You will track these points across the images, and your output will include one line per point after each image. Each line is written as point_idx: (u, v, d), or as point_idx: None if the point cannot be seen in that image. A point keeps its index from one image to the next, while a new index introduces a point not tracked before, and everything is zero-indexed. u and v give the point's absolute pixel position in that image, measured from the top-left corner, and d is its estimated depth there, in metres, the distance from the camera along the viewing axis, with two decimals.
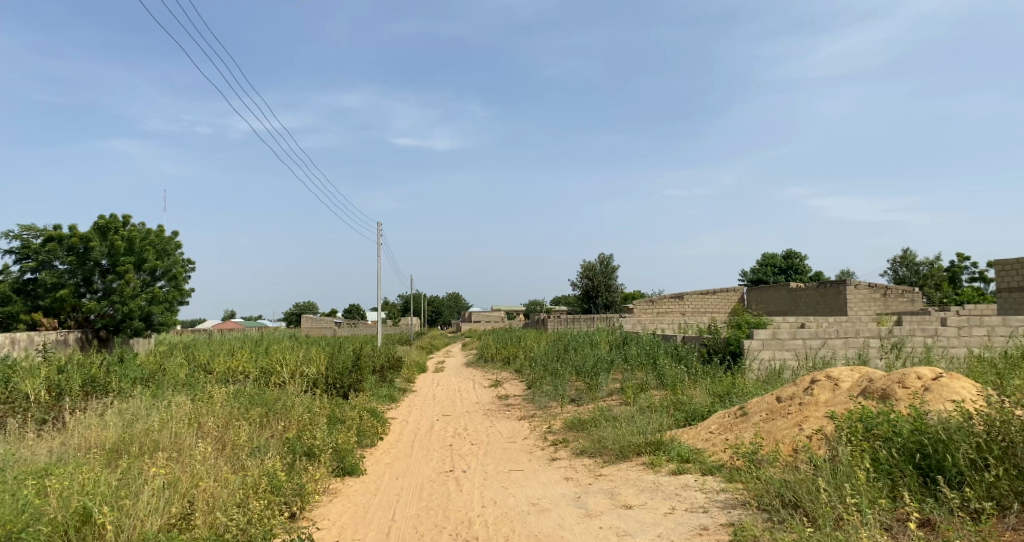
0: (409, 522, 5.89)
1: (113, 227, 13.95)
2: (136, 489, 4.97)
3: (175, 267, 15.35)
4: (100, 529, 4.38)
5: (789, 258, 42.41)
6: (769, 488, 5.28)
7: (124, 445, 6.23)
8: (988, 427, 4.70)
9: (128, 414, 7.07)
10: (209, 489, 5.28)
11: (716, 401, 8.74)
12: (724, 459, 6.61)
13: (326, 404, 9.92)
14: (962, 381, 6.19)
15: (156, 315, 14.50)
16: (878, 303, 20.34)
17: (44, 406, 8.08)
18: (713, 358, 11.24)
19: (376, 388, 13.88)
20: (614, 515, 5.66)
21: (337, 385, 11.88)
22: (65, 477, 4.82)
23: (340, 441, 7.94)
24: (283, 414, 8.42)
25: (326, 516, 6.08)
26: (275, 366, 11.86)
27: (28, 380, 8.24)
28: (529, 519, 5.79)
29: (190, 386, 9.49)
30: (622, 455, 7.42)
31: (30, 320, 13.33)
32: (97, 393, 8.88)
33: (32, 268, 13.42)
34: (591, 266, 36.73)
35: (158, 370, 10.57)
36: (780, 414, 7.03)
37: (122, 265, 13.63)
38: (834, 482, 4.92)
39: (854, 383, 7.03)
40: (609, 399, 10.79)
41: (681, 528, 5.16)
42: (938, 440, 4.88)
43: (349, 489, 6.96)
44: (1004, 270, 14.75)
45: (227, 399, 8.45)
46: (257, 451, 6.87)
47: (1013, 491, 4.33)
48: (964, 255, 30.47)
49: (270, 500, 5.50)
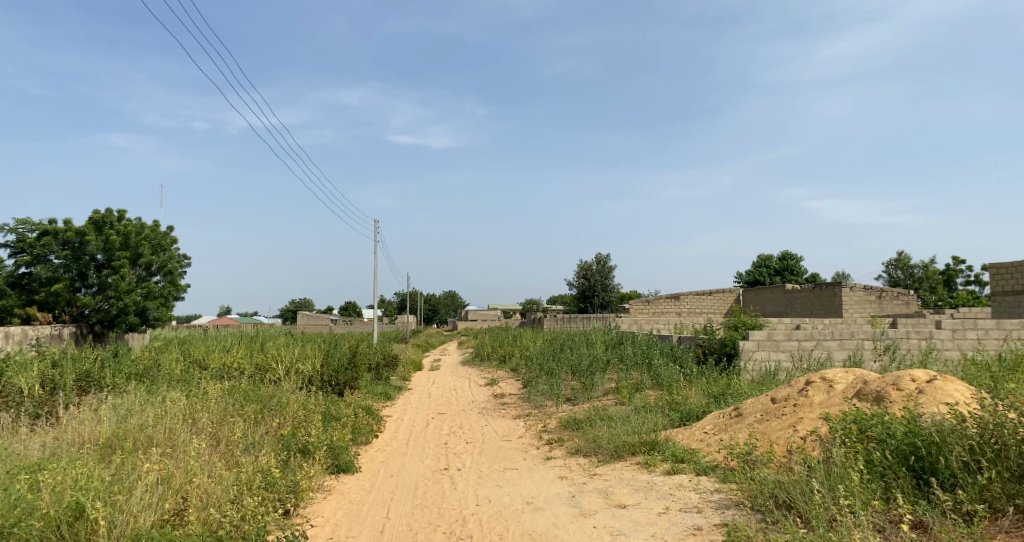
0: (403, 520, 5.89)
1: (108, 221, 13.92)
2: (129, 484, 4.95)
3: (171, 262, 15.34)
4: (93, 525, 4.35)
5: (784, 259, 42.58)
6: (764, 489, 5.29)
7: (118, 440, 6.21)
8: (981, 431, 4.73)
9: (122, 410, 7.04)
10: (203, 485, 5.27)
11: (711, 401, 8.75)
12: (718, 459, 6.63)
13: (321, 401, 9.92)
14: (956, 384, 6.20)
15: (151, 311, 14.47)
16: (874, 306, 20.42)
17: (36, 401, 8.04)
18: (708, 359, 11.27)
19: (372, 386, 13.86)
20: (608, 515, 5.67)
21: (332, 382, 11.86)
22: (59, 473, 4.80)
23: (335, 439, 7.93)
24: (277, 410, 8.40)
25: (320, 513, 6.07)
26: (271, 362, 11.85)
27: (21, 375, 8.21)
28: (523, 518, 5.78)
29: (185, 382, 9.47)
30: (616, 455, 7.42)
31: (25, 315, 13.04)
32: (91, 388, 8.84)
33: (27, 262, 13.24)
34: (585, 266, 36.78)
35: (153, 365, 10.53)
36: (775, 414, 7.04)
37: (117, 260, 13.66)
38: (827, 483, 4.94)
39: (849, 385, 7.05)
40: (604, 399, 10.79)
41: (675, 528, 5.16)
42: (931, 444, 4.92)
43: (343, 486, 6.96)
44: (999, 274, 14.84)
45: (221, 395, 8.44)
46: (251, 447, 6.83)
47: (1005, 494, 4.34)
48: (960, 259, 30.53)
49: (264, 497, 5.50)
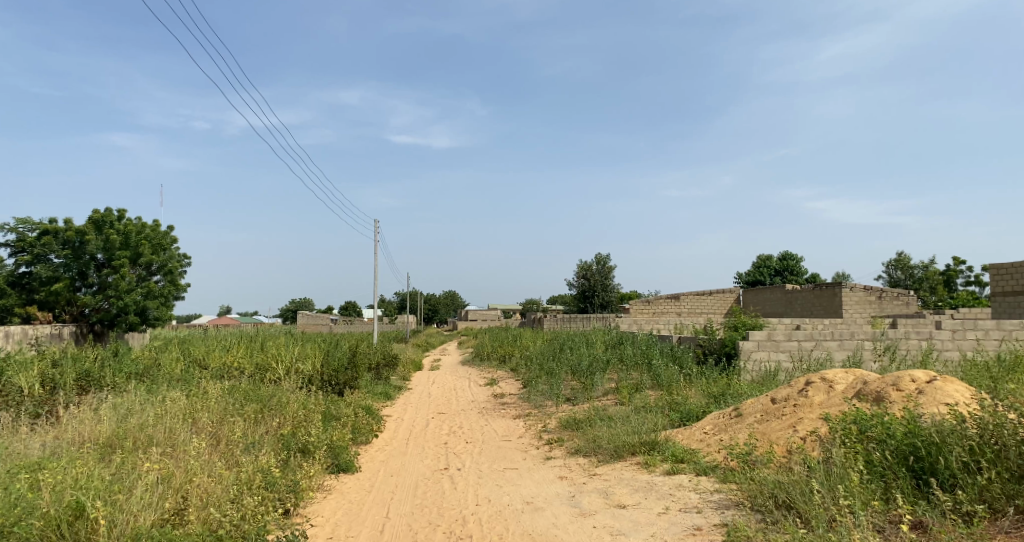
0: (403, 519, 5.90)
1: (108, 220, 13.92)
2: (129, 484, 4.95)
3: (171, 261, 15.35)
4: (93, 525, 4.35)
5: (784, 259, 42.59)
6: (763, 489, 5.29)
7: (118, 439, 6.21)
8: (981, 431, 4.73)
9: (122, 409, 7.04)
10: (203, 485, 5.27)
11: (711, 401, 8.76)
12: (718, 459, 6.63)
13: (321, 400, 9.92)
14: (956, 385, 6.21)
15: (151, 310, 14.46)
16: (874, 306, 20.42)
17: (36, 400, 8.04)
18: (708, 359, 11.28)
19: (371, 386, 13.85)
20: (608, 515, 5.67)
21: (332, 382, 11.85)
22: (59, 472, 4.80)
23: (335, 438, 7.93)
24: (277, 410, 8.39)
25: (320, 513, 6.08)
26: (271, 362, 11.85)
27: (21, 374, 8.21)
28: (523, 518, 5.78)
29: (185, 382, 9.47)
30: (616, 455, 7.42)
31: (25, 314, 13.05)
32: (91, 387, 8.84)
33: (27, 261, 13.24)
34: (585, 266, 36.80)
35: (153, 365, 10.53)
36: (775, 415, 7.04)
37: (117, 260, 13.66)
38: (827, 484, 4.95)
39: (849, 385, 7.05)
40: (604, 399, 10.79)
41: (676, 527, 5.17)
42: (931, 444, 4.92)
43: (343, 486, 6.96)
44: (999, 275, 14.84)
45: (221, 395, 8.44)
46: (251, 447, 6.83)
47: (1005, 494, 4.34)
48: (960, 259, 30.53)
49: (264, 496, 5.50)
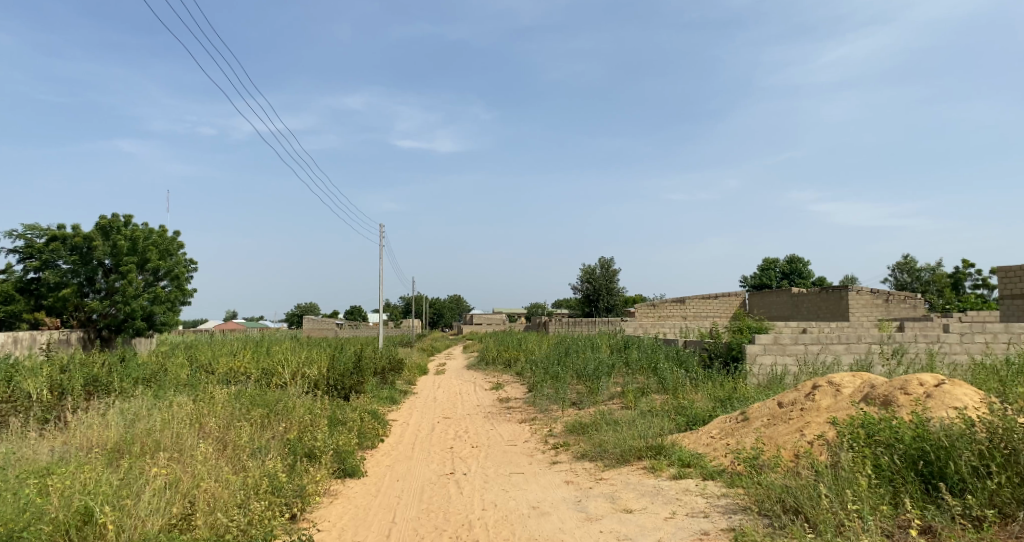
0: (409, 524, 5.91)
1: (114, 226, 13.91)
2: (137, 488, 4.98)
3: (177, 266, 15.36)
4: (101, 529, 4.37)
5: (790, 263, 42.61)
6: (771, 493, 5.29)
7: (126, 444, 6.26)
8: (990, 435, 4.71)
9: (130, 414, 7.08)
10: (210, 489, 5.26)
11: (717, 405, 8.74)
12: (725, 463, 6.60)
13: (326, 405, 9.94)
14: (965, 388, 6.16)
15: (157, 315, 14.54)
16: (880, 309, 20.27)
17: (45, 404, 8.14)
18: (713, 363, 11.21)
19: (377, 390, 13.86)
20: (614, 519, 5.67)
21: (338, 386, 11.85)
22: (67, 476, 4.81)
23: (341, 443, 7.94)
24: (284, 415, 8.40)
25: (326, 518, 6.08)
26: (276, 367, 11.91)
27: (29, 379, 8.25)
28: (529, 523, 5.79)
29: (192, 386, 9.51)
30: (622, 459, 7.41)
31: (33, 320, 13.27)
32: (99, 393, 8.90)
33: (35, 267, 13.37)
34: (586, 270, 36.95)
35: (159, 370, 10.55)
36: (781, 419, 7.01)
37: (124, 265, 13.67)
38: (835, 487, 4.90)
39: (856, 389, 7.01)
40: (609, 403, 10.82)
41: (682, 531, 5.17)
42: (940, 448, 4.87)
43: (349, 490, 6.97)
44: (1006, 278, 14.70)
45: (228, 400, 8.44)
46: (257, 451, 6.86)
47: (1015, 499, 4.32)
48: (966, 262, 30.29)
49: (271, 502, 5.52)
